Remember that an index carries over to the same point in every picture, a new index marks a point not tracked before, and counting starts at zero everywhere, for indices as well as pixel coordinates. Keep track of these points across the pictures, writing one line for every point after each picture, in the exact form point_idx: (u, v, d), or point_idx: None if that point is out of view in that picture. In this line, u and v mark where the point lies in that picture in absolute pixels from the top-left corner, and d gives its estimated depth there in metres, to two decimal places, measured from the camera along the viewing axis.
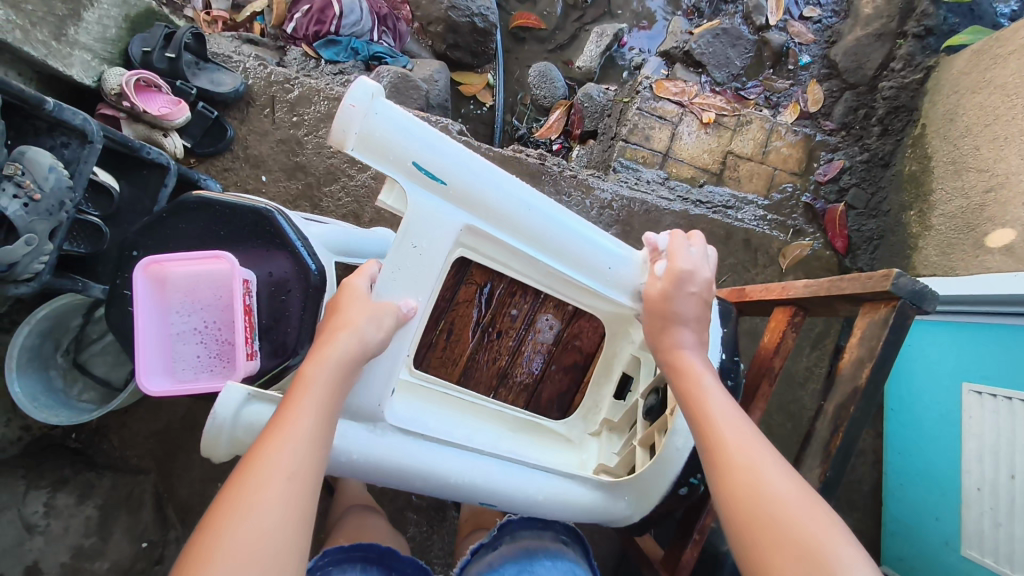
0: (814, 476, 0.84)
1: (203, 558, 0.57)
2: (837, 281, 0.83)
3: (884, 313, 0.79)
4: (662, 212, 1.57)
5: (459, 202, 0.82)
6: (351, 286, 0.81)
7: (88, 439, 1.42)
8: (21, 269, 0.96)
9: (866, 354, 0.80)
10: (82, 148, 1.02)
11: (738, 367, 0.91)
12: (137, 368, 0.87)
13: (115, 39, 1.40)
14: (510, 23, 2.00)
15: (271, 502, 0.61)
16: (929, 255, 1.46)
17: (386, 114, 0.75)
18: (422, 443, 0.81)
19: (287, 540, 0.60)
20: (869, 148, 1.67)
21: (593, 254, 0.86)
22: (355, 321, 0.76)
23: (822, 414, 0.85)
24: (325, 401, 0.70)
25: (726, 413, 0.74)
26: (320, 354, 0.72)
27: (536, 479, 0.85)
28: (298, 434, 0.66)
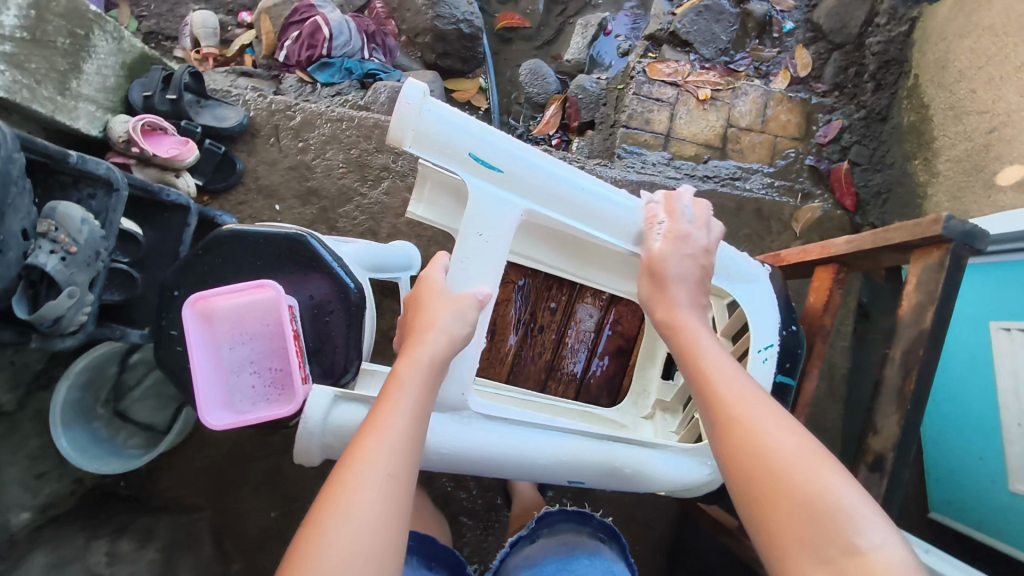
0: (891, 422, 0.85)
1: (310, 552, 0.58)
2: (881, 232, 0.86)
3: (937, 257, 0.81)
4: (673, 191, 1.58)
5: (517, 190, 0.83)
6: (427, 278, 0.82)
7: (137, 485, 1.44)
8: (68, 321, 0.98)
9: (927, 298, 0.83)
10: (109, 197, 1.04)
11: (801, 329, 0.92)
12: (197, 405, 0.88)
13: (115, 87, 1.41)
14: (495, 25, 2.02)
15: (370, 500, 0.61)
16: (941, 203, 1.46)
17: (438, 112, 0.78)
18: (511, 429, 0.82)
19: (385, 538, 0.60)
20: (865, 105, 1.70)
21: (650, 226, 0.88)
22: (436, 319, 0.77)
23: (889, 361, 0.87)
24: (418, 400, 0.70)
25: (727, 375, 0.72)
26: (410, 353, 0.74)
27: (622, 453, 0.85)
28: (393, 432, 0.66)
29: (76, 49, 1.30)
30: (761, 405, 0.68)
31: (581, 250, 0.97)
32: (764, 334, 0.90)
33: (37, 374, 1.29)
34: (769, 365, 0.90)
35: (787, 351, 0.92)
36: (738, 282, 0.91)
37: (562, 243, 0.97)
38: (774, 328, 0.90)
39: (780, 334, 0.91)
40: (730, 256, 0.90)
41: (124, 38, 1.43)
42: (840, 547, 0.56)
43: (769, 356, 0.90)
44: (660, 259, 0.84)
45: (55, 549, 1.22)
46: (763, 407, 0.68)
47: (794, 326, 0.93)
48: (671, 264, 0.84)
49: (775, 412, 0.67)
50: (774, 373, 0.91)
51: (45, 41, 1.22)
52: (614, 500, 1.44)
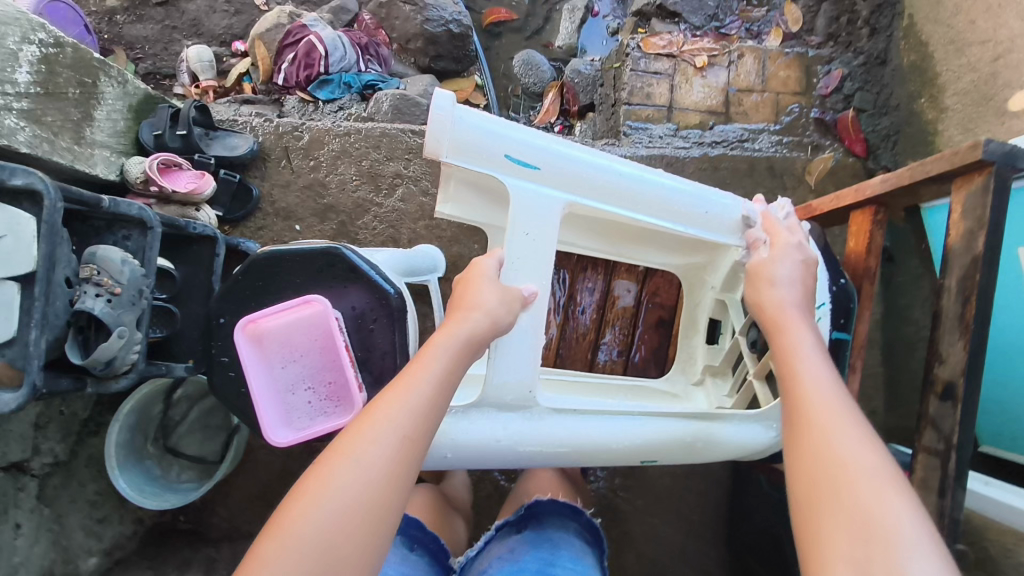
0: (958, 349, 0.85)
1: (313, 489, 0.61)
2: (919, 166, 0.87)
3: (981, 181, 0.82)
4: (683, 161, 1.59)
5: (556, 184, 0.84)
6: (478, 265, 0.84)
7: (196, 517, 1.46)
8: (120, 361, 1.00)
9: (976, 225, 0.83)
10: (144, 236, 1.05)
11: (848, 282, 0.93)
12: (261, 425, 0.92)
13: (125, 131, 1.43)
14: (483, 21, 2.03)
15: (382, 447, 0.64)
16: (952, 135, 1.46)
17: (469, 119, 0.79)
18: (580, 419, 0.83)
19: (385, 493, 0.62)
20: (862, 51, 1.70)
21: (692, 204, 0.88)
22: (481, 298, 0.78)
23: (946, 291, 0.88)
24: (449, 368, 0.72)
25: (819, 383, 0.71)
26: (450, 325, 0.76)
27: (686, 426, 0.86)
28: (420, 394, 0.69)
29: (86, 98, 1.32)
30: (850, 422, 0.66)
31: (623, 235, 0.98)
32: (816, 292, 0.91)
33: (85, 422, 1.31)
34: (824, 323, 0.91)
35: (838, 307, 0.92)
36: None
37: (604, 231, 0.98)
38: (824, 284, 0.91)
39: (831, 290, 0.92)
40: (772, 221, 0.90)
41: (128, 81, 1.44)
42: (882, 566, 0.53)
43: (823, 316, 0.91)
44: (763, 263, 0.85)
45: None
46: (849, 422, 0.66)
47: (844, 280, 0.94)
48: (778, 268, 0.84)
49: (860, 430, 0.64)
50: (829, 330, 0.92)
51: (59, 93, 1.24)
52: (665, 472, 1.45)
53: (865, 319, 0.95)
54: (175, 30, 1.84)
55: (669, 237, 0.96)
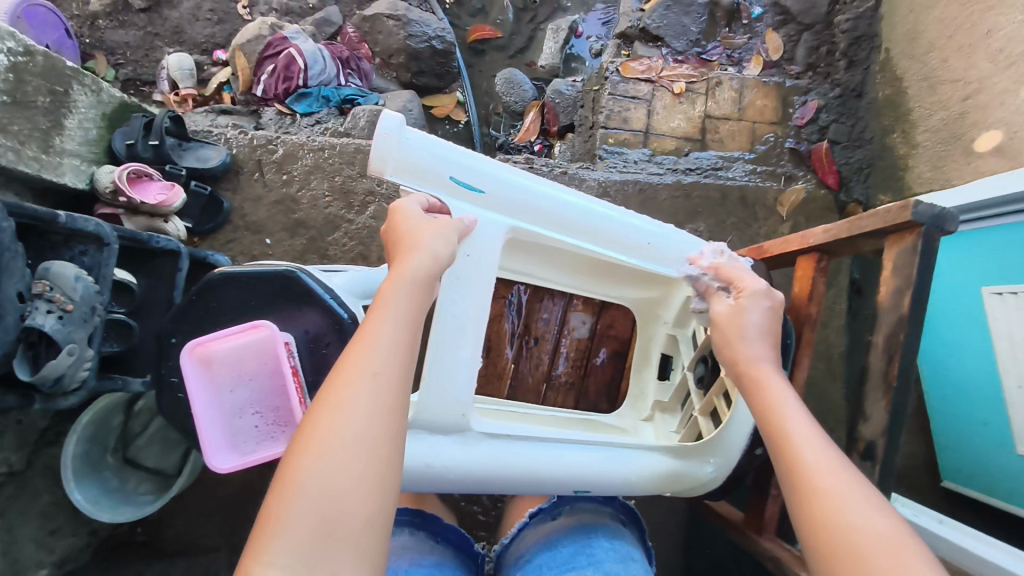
0: (880, 408, 0.86)
1: (291, 466, 0.55)
2: (856, 221, 0.87)
3: (910, 242, 0.82)
4: (657, 188, 1.59)
5: (499, 209, 0.86)
6: (399, 209, 0.79)
7: (152, 530, 1.47)
8: (68, 379, 1.00)
9: (904, 285, 0.83)
10: (100, 252, 1.05)
11: (786, 314, 0.93)
12: (203, 448, 0.92)
13: (97, 139, 1.43)
14: (467, 38, 2.04)
15: (351, 419, 0.58)
16: (922, 172, 1.47)
17: (415, 140, 0.80)
18: (512, 444, 0.82)
19: (367, 437, 0.58)
20: (839, 82, 1.71)
21: (629, 233, 0.91)
22: (420, 239, 0.74)
23: (874, 347, 0.87)
24: (409, 314, 0.67)
25: (806, 432, 0.66)
26: (398, 268, 0.70)
27: (624, 459, 0.87)
28: (384, 343, 0.63)
29: (56, 107, 1.31)
30: (852, 480, 0.61)
31: (562, 265, 1.00)
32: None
33: (43, 432, 1.30)
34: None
35: (774, 340, 0.91)
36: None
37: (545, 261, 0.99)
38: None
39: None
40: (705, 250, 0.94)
41: (102, 90, 1.44)
42: None
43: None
44: (731, 314, 0.80)
45: None
46: (857, 484, 0.61)
47: (782, 313, 0.93)
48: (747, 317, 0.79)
49: (863, 485, 0.61)
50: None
51: (26, 101, 1.24)
52: None
53: (802, 367, 0.95)
54: (158, 37, 1.84)
55: (609, 267, 0.98)
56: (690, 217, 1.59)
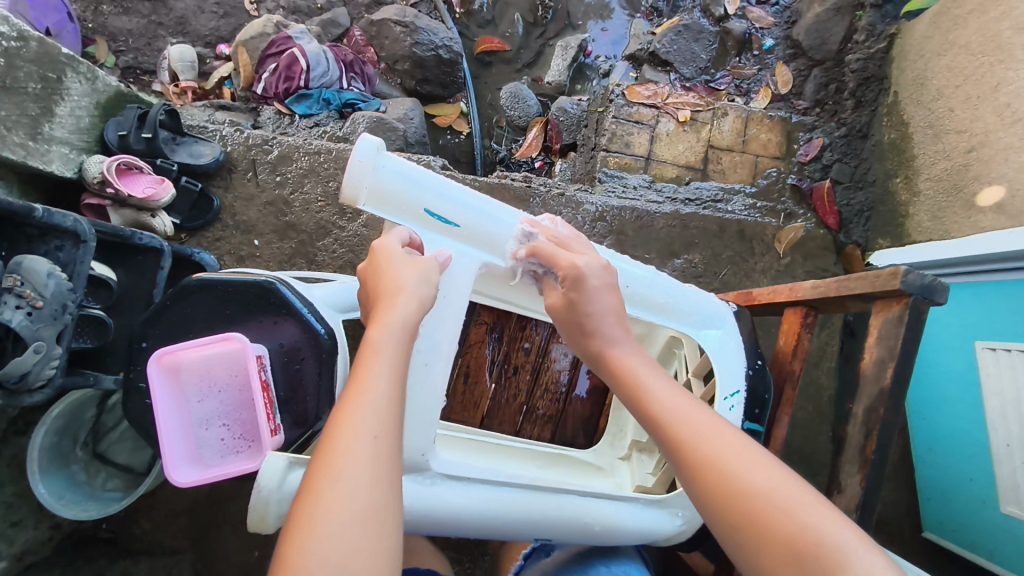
0: (854, 483, 0.83)
1: (303, 535, 0.54)
2: (844, 282, 0.85)
3: (897, 310, 0.80)
4: (654, 216, 1.57)
5: (474, 242, 0.86)
6: (380, 248, 0.78)
7: (119, 527, 1.43)
8: (34, 376, 0.96)
9: (887, 353, 0.81)
10: (77, 249, 1.03)
11: (763, 366, 0.91)
12: (163, 460, 0.87)
13: (90, 127, 1.40)
14: (474, 49, 2.02)
15: (358, 479, 0.57)
16: (922, 220, 1.46)
17: (392, 167, 0.80)
18: (472, 487, 0.79)
19: (377, 496, 0.57)
20: (845, 122, 1.69)
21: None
22: (403, 281, 0.72)
23: (852, 417, 0.85)
24: (397, 362, 0.66)
25: (672, 403, 0.68)
26: (382, 317, 0.68)
27: (586, 507, 0.83)
28: (375, 394, 0.62)
29: (48, 93, 1.29)
30: (727, 438, 0.64)
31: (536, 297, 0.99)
32: (730, 379, 0.88)
33: (13, 421, 1.28)
34: (737, 412, 0.87)
35: (752, 399, 0.89)
36: (702, 325, 0.90)
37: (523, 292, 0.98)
38: (741, 373, 0.88)
39: (745, 376, 0.89)
40: (686, 296, 0.90)
41: (98, 78, 1.42)
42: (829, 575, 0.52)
43: (736, 404, 0.87)
44: (571, 305, 0.78)
45: None
46: (738, 444, 0.63)
47: (761, 361, 0.93)
48: (592, 305, 0.76)
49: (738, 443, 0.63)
50: (743, 419, 0.87)
51: (16, 87, 1.22)
52: None
53: (780, 423, 0.93)
54: (161, 26, 1.82)
55: None
56: (686, 248, 1.56)
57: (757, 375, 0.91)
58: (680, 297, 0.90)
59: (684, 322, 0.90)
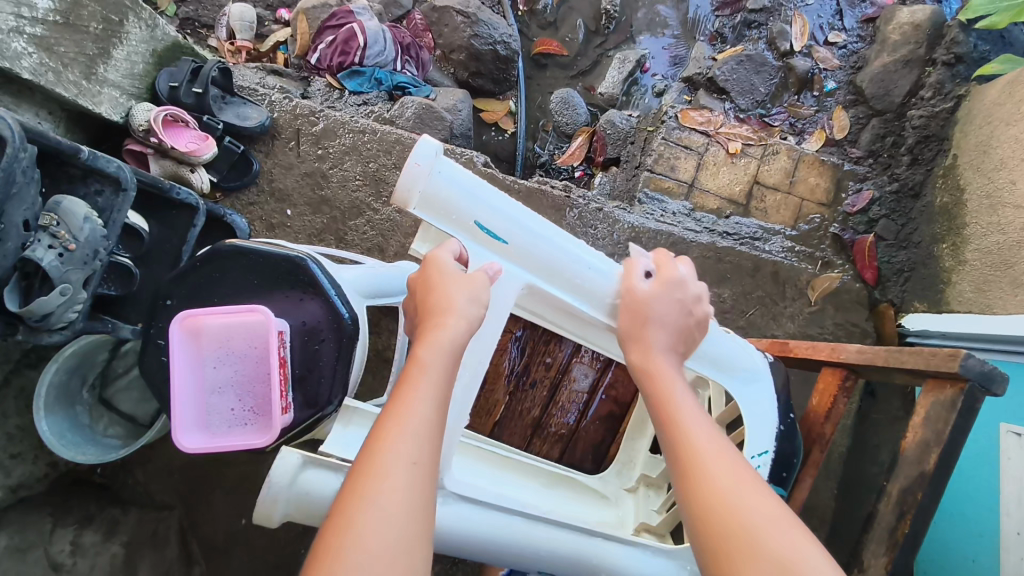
0: (879, 564, 0.82)
1: (337, 547, 0.56)
2: (895, 353, 0.85)
3: (951, 395, 0.79)
4: (689, 245, 1.54)
5: (520, 261, 0.84)
6: (433, 258, 0.78)
7: (113, 473, 1.44)
8: (56, 318, 0.96)
9: (933, 439, 0.80)
10: (116, 196, 1.02)
11: (794, 420, 0.89)
12: (173, 424, 0.88)
13: (143, 74, 1.40)
14: (532, 49, 2.00)
15: (393, 506, 0.58)
16: (964, 290, 1.42)
17: (449, 173, 0.78)
18: (480, 511, 0.78)
19: (412, 524, 0.58)
20: (898, 178, 1.65)
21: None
22: (455, 301, 0.73)
23: (885, 495, 0.84)
24: (438, 386, 0.67)
25: (695, 422, 0.71)
26: (428, 340, 0.69)
27: (589, 546, 0.82)
28: (415, 420, 0.63)
29: (107, 35, 1.30)
30: (729, 461, 0.67)
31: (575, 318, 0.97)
32: (759, 438, 0.86)
33: (26, 352, 1.29)
34: (761, 472, 0.86)
35: (780, 461, 0.87)
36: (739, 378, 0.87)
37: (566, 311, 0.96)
38: (770, 434, 0.86)
39: (776, 435, 0.87)
40: (725, 344, 0.88)
41: (157, 26, 1.43)
42: None
43: (763, 463, 0.85)
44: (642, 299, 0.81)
45: (19, 533, 1.21)
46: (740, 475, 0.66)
47: (792, 416, 0.90)
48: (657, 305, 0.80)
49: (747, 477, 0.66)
50: (765, 480, 0.86)
51: (78, 25, 1.24)
52: None
53: (802, 485, 0.91)
54: None
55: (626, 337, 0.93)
56: (716, 281, 1.53)
57: (785, 436, 0.88)
58: (717, 342, 0.85)
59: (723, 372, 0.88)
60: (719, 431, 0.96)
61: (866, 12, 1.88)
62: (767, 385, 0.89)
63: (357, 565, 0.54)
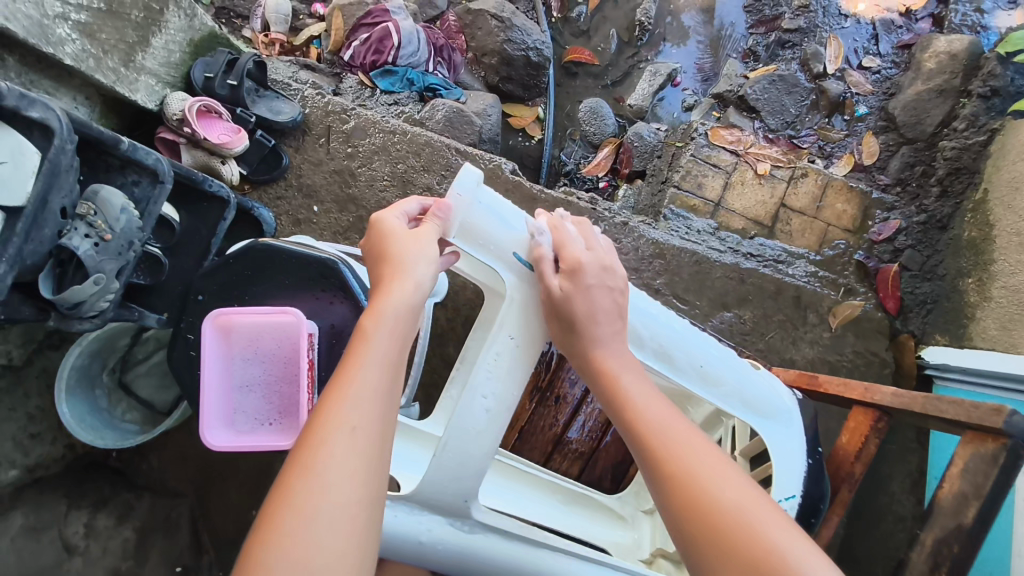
0: None
1: (279, 518, 0.57)
2: (933, 401, 0.87)
3: (992, 449, 0.81)
4: (713, 264, 1.53)
5: None
6: (380, 222, 0.78)
7: (128, 458, 1.44)
8: (88, 307, 0.96)
9: (973, 491, 0.82)
10: (153, 188, 1.02)
11: (821, 459, 0.90)
12: (200, 420, 0.88)
13: (179, 64, 1.41)
14: (563, 57, 2.01)
15: (333, 473, 0.59)
16: (987, 327, 1.41)
17: (488, 203, 0.82)
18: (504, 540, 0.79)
19: (355, 491, 0.59)
20: (926, 210, 1.65)
21: (687, 349, 0.86)
22: (410, 265, 0.73)
23: (919, 544, 0.86)
24: (387, 350, 0.67)
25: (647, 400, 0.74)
26: (377, 307, 0.70)
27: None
28: (360, 390, 0.64)
29: (147, 23, 1.31)
30: (687, 434, 0.70)
31: None
32: (787, 483, 0.86)
33: (50, 334, 1.30)
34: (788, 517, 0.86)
35: (809, 506, 0.87)
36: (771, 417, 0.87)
37: None
38: (800, 479, 0.86)
39: (803, 479, 0.87)
40: (760, 387, 0.88)
41: (196, 16, 1.43)
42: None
43: (789, 508, 0.86)
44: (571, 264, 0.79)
45: (34, 512, 1.27)
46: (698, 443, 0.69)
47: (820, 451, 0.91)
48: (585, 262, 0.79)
49: (699, 444, 0.68)
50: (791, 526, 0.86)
51: (120, 12, 1.24)
52: None
53: (829, 525, 0.92)
54: None
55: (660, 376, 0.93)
56: (738, 303, 1.52)
57: (814, 479, 0.89)
58: (745, 382, 0.88)
59: (759, 413, 0.87)
60: (743, 464, 0.96)
61: (903, 38, 1.87)
62: (797, 430, 0.89)
63: (297, 537, 0.55)
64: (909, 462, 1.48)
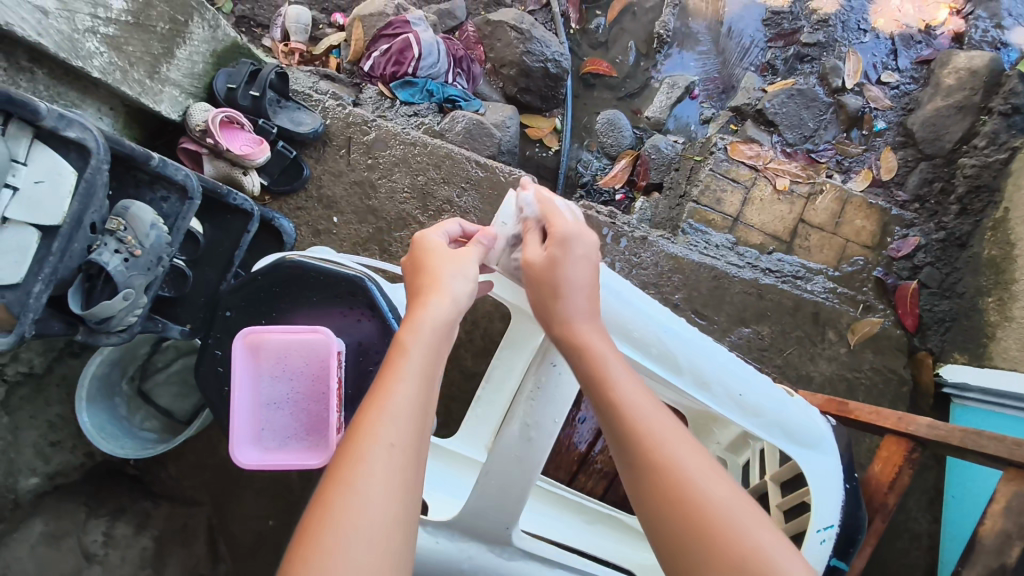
0: None
1: (318, 533, 0.56)
2: (972, 435, 0.88)
3: None
4: (732, 280, 1.53)
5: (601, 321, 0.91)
6: (422, 240, 0.82)
7: (145, 466, 1.44)
8: (116, 321, 0.97)
9: (1015, 530, 0.82)
10: (182, 204, 1.03)
11: (856, 486, 0.91)
12: (230, 438, 0.88)
13: (202, 74, 1.41)
14: (581, 68, 2.01)
15: (372, 488, 0.58)
16: (1009, 347, 1.40)
17: None
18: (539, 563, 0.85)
19: (393, 508, 0.58)
20: (945, 227, 1.64)
21: (723, 377, 0.90)
22: (448, 282, 0.75)
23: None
24: (423, 364, 0.68)
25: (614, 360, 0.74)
26: (413, 320, 0.70)
27: None
28: (399, 401, 0.64)
29: (172, 35, 1.31)
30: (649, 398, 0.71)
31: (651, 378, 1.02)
32: (825, 512, 0.88)
33: (70, 342, 1.30)
34: (825, 546, 0.88)
35: (845, 537, 0.90)
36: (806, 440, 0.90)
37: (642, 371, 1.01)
38: (838, 509, 0.89)
39: (841, 508, 0.89)
40: (795, 412, 0.91)
41: (220, 27, 1.43)
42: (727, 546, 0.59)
43: (827, 537, 0.88)
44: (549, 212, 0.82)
45: (54, 520, 1.26)
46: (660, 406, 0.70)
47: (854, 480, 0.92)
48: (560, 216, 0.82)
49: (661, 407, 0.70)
50: (828, 556, 0.89)
51: (146, 25, 1.25)
52: None
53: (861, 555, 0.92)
54: None
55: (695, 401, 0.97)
56: (755, 318, 1.52)
57: (850, 508, 0.90)
58: (782, 410, 0.91)
59: (794, 440, 0.90)
60: (773, 489, 0.99)
61: (921, 53, 1.86)
62: (834, 455, 0.92)
63: (337, 550, 0.55)
64: (925, 479, 1.47)
